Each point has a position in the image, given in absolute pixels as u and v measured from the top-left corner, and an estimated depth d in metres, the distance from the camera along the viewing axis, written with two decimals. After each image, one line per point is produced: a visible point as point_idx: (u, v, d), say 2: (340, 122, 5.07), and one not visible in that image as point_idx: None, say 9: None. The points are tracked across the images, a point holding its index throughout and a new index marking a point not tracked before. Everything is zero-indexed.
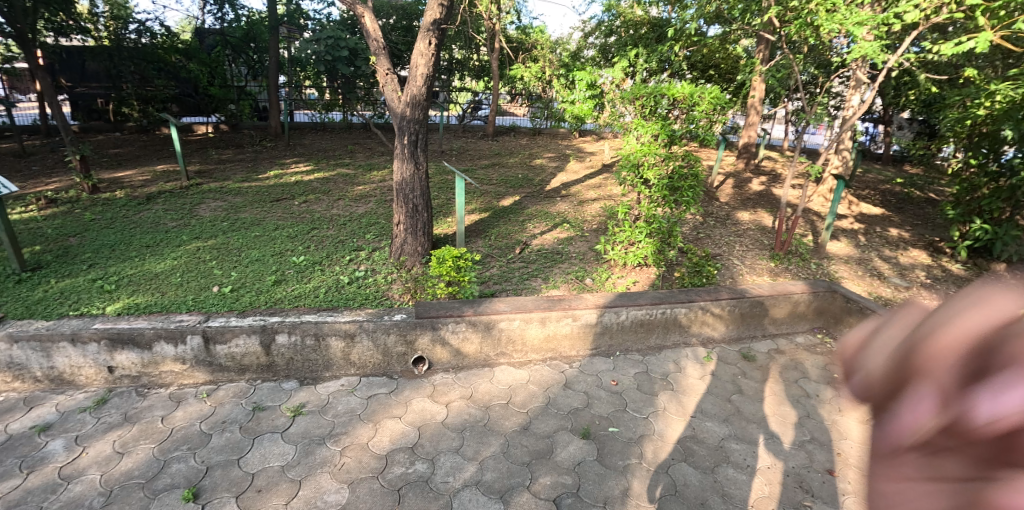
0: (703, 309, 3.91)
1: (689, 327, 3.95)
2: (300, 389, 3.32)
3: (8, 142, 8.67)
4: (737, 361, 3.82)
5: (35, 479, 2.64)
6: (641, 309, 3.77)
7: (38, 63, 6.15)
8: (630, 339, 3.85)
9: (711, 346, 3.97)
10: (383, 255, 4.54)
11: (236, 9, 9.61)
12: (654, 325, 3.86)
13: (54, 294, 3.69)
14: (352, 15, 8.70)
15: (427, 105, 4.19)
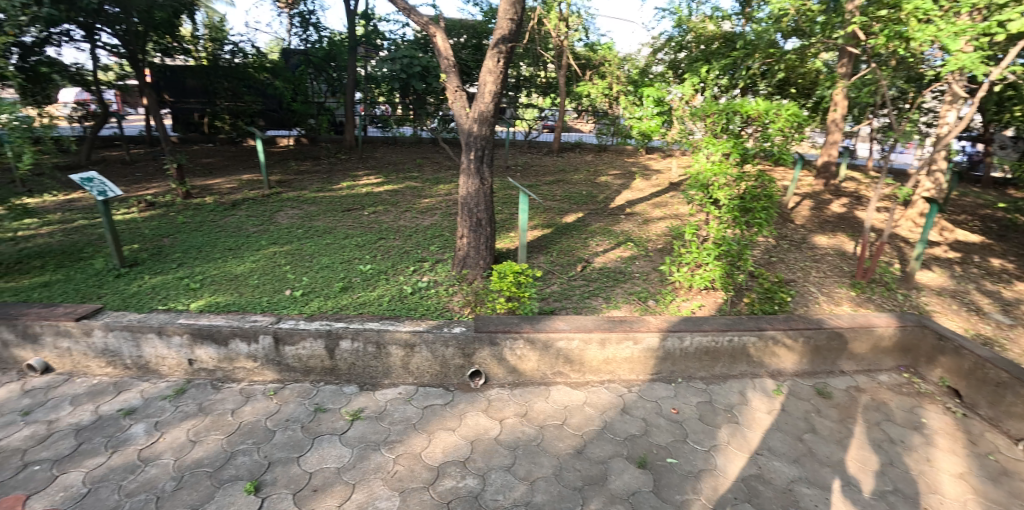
0: (775, 340, 3.67)
1: (758, 358, 3.72)
2: (359, 394, 3.39)
3: (118, 150, 9.60)
4: (810, 396, 3.56)
5: (116, 459, 2.83)
6: (707, 335, 3.59)
7: (145, 80, 6.79)
8: (694, 366, 3.67)
9: (783, 380, 3.71)
10: (446, 267, 4.61)
11: (319, 30, 10.16)
12: (720, 353, 3.67)
13: (147, 289, 4.00)
14: (425, 35, 9.02)
15: (494, 121, 4.24)
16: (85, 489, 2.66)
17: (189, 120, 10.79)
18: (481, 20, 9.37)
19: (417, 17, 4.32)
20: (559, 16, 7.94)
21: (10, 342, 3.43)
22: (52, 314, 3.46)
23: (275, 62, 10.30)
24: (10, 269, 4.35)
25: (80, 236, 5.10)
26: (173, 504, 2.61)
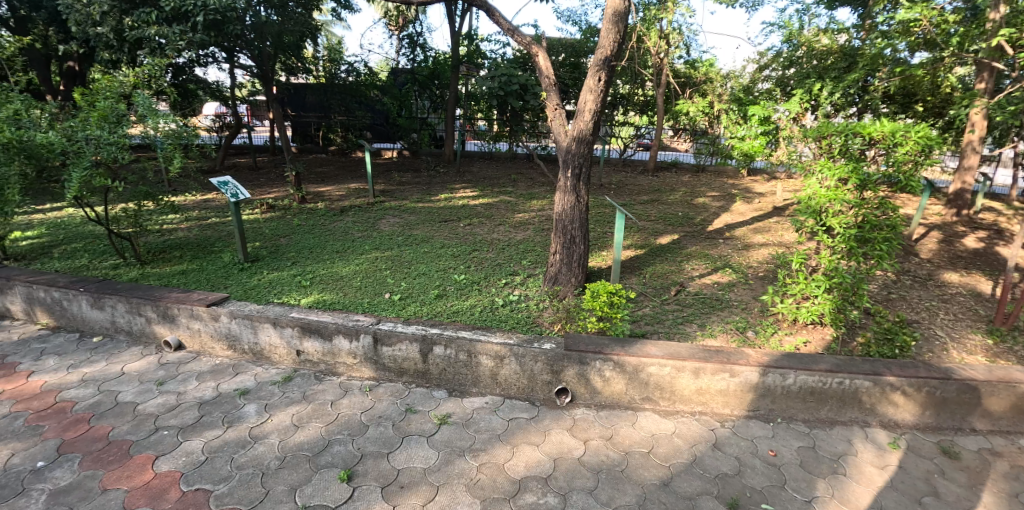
0: (893, 387, 3.31)
1: (872, 406, 3.37)
2: (447, 400, 3.47)
3: (247, 158, 10.70)
4: (933, 454, 3.17)
5: (230, 434, 3.08)
6: (814, 375, 3.31)
7: (273, 94, 7.54)
8: (797, 406, 3.39)
9: (900, 433, 3.34)
10: (537, 282, 4.61)
11: (426, 51, 10.89)
12: (828, 396, 3.36)
13: (265, 283, 4.37)
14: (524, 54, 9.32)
15: (593, 140, 4.18)
16: (202, 457, 2.90)
17: (306, 132, 11.94)
18: (580, 38, 9.51)
19: (520, 38, 4.35)
20: (660, 34, 7.85)
21: (153, 319, 3.88)
22: (188, 298, 3.87)
23: (385, 81, 11.12)
24: (156, 257, 4.94)
25: (213, 231, 5.69)
26: (275, 482, 2.79)
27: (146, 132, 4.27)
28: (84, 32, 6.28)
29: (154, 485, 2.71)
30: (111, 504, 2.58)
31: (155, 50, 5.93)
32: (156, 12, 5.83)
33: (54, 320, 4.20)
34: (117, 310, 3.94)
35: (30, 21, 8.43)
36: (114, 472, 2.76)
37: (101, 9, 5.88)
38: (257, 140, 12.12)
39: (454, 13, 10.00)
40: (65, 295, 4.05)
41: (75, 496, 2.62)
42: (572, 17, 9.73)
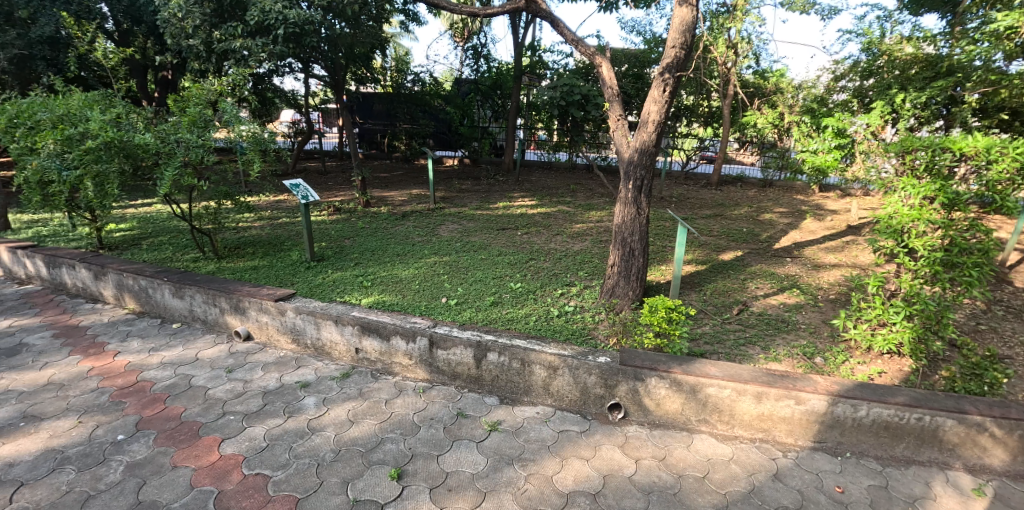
0: (980, 427, 3.03)
1: (955, 447, 3.09)
2: (498, 407, 3.48)
3: (317, 163, 11.23)
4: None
5: (290, 423, 3.21)
6: (889, 408, 3.09)
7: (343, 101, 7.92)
8: (869, 441, 3.16)
9: (987, 478, 3.05)
10: (593, 293, 4.54)
11: (490, 61, 10.92)
12: (904, 432, 3.12)
13: (329, 282, 4.55)
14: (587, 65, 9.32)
15: (656, 151, 4.06)
16: (264, 443, 3.03)
17: (373, 139, 12.42)
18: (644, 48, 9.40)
19: (585, 48, 4.26)
20: (728, 43, 7.60)
21: (226, 310, 4.11)
22: (258, 292, 4.08)
23: (449, 90, 11.41)
24: (231, 252, 5.25)
25: (283, 231, 5.99)
26: (329, 473, 2.87)
27: (228, 137, 4.56)
28: (178, 43, 6.86)
29: (218, 466, 2.85)
30: (179, 480, 2.74)
31: (240, 60, 6.35)
32: (241, 26, 6.28)
33: (140, 305, 4.53)
34: (195, 300, 4.20)
35: (132, 35, 9.36)
36: (184, 450, 2.93)
37: (193, 23, 6.37)
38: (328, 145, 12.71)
39: (518, 24, 10.15)
40: (151, 283, 4.37)
41: (149, 470, 2.79)
42: (636, 27, 9.62)
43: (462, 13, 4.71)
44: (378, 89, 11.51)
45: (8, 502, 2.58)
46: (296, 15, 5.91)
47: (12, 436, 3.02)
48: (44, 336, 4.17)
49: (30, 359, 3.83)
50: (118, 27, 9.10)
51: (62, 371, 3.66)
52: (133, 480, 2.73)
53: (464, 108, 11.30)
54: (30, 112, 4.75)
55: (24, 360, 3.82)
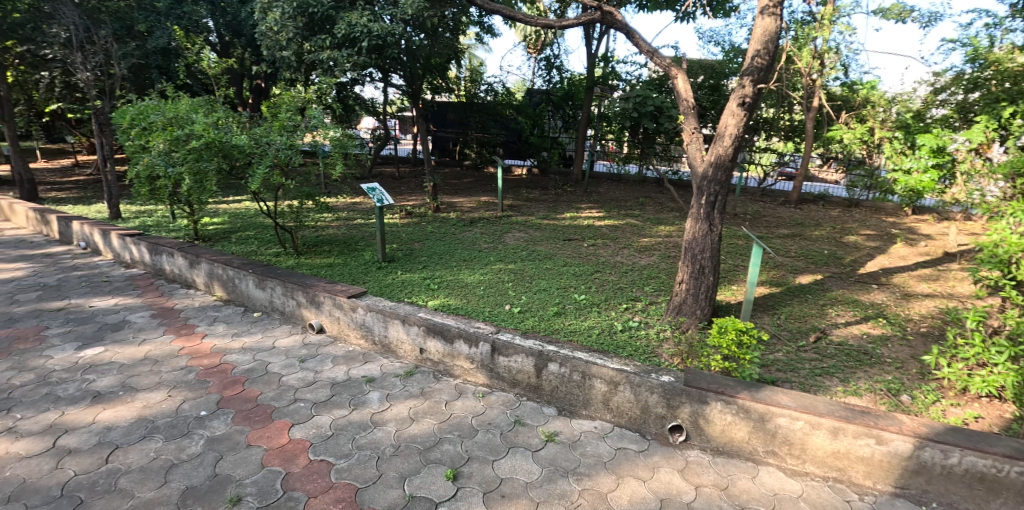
0: None
1: None
2: (556, 418, 3.45)
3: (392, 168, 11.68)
4: None
5: (354, 415, 3.32)
6: (985, 457, 2.81)
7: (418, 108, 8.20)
8: (960, 492, 2.87)
9: None
10: (659, 310, 4.42)
11: (562, 72, 11.11)
12: (1003, 487, 2.81)
13: (399, 283, 4.70)
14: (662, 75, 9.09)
15: (732, 167, 3.89)
16: (329, 431, 3.16)
17: (445, 147, 12.81)
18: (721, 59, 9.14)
19: (660, 59, 4.19)
20: (813, 53, 7.25)
21: (302, 303, 4.34)
22: (333, 288, 4.27)
23: (521, 101, 11.55)
24: (309, 250, 5.54)
25: (358, 231, 6.26)
26: (388, 467, 2.94)
27: (313, 141, 4.83)
28: (272, 54, 7.41)
29: (287, 449, 2.99)
30: (252, 458, 2.90)
31: (326, 70, 6.76)
32: (329, 39, 6.68)
33: (227, 294, 4.87)
34: (276, 292, 4.46)
35: (232, 47, 10.19)
36: (258, 431, 3.10)
37: (287, 36, 6.85)
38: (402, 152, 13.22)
39: (592, 36, 10.18)
40: (237, 273, 4.68)
41: (225, 446, 2.97)
42: (714, 37, 9.36)
43: (537, 26, 4.77)
44: (452, 98, 11.93)
45: (104, 462, 2.83)
46: (379, 28, 6.22)
47: (111, 403, 3.31)
48: (143, 315, 4.56)
49: (130, 335, 4.20)
50: (220, 39, 9.91)
51: (157, 348, 3.98)
52: (211, 454, 2.91)
53: (536, 118, 11.46)
54: (145, 114, 5.26)
55: (125, 335, 4.19)
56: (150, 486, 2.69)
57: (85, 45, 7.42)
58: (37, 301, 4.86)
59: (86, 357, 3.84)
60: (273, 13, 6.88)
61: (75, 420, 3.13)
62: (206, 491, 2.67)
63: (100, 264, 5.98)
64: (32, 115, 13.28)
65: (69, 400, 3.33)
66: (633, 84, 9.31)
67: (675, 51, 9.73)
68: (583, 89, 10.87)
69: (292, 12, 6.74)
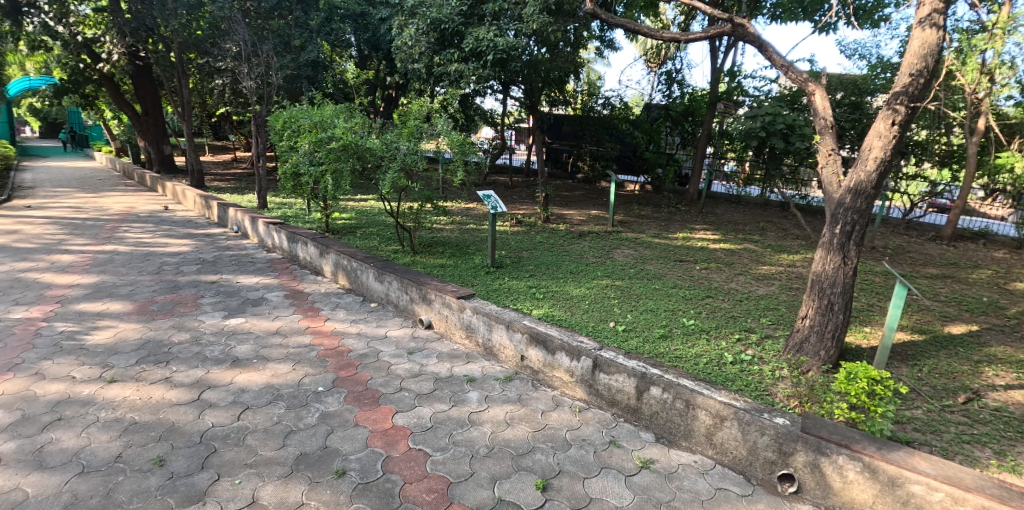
0: None
1: None
2: (653, 445, 3.20)
3: (506, 178, 12.04)
4: None
5: (453, 411, 3.39)
6: None
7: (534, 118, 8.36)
8: None
9: None
10: (776, 345, 3.96)
11: (683, 87, 10.80)
12: None
13: (505, 289, 4.78)
14: (794, 92, 8.62)
15: (875, 195, 3.47)
16: (429, 423, 3.25)
17: (557, 159, 13.02)
18: (865, 74, 8.40)
19: (796, 73, 3.93)
20: (981, 68, 6.45)
21: (415, 299, 4.56)
22: (444, 288, 4.44)
23: (638, 116, 11.38)
24: (424, 249, 5.83)
25: (470, 236, 6.49)
26: (480, 466, 2.93)
27: (437, 148, 5.13)
28: (406, 66, 7.97)
29: (390, 433, 3.12)
30: (359, 436, 3.07)
31: (452, 82, 7.15)
32: (457, 53, 7.06)
33: (349, 283, 5.25)
34: (392, 286, 4.73)
35: (370, 60, 11.11)
36: (365, 412, 3.29)
37: (420, 50, 7.35)
38: (516, 162, 13.61)
39: (718, 49, 9.81)
40: (360, 265, 5.04)
41: (336, 422, 3.18)
42: (858, 50, 8.59)
43: (662, 39, 4.67)
44: (567, 111, 12.08)
45: (236, 419, 3.14)
46: (504, 42, 6.45)
47: (247, 368, 3.68)
48: (278, 294, 5.05)
49: (267, 310, 4.66)
50: (360, 53, 10.85)
51: (287, 324, 4.39)
52: (324, 427, 3.13)
53: (652, 133, 11.29)
54: (295, 118, 5.88)
55: (263, 310, 4.66)
56: (271, 446, 2.94)
57: (250, 58, 8.50)
58: (196, 273, 5.57)
59: (230, 325, 4.33)
60: (410, 29, 7.44)
61: (217, 379, 3.53)
62: (316, 460, 2.87)
63: (247, 246, 6.73)
64: (206, 116, 15.36)
65: (214, 360, 3.76)
66: (762, 100, 8.82)
67: (811, 65, 9.06)
68: (705, 104, 10.45)
69: (426, 28, 7.23)
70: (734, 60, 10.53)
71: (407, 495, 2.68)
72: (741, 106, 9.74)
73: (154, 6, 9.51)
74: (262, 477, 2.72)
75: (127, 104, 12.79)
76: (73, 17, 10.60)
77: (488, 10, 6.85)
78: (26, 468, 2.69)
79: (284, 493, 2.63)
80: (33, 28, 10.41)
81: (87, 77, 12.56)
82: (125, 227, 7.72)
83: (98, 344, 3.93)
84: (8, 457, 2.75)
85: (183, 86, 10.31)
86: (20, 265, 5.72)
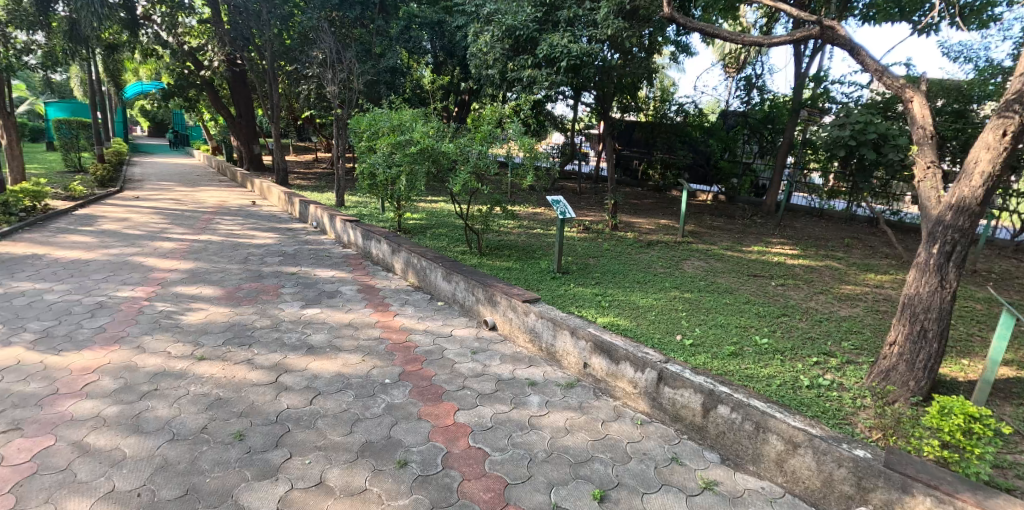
0: None
1: None
2: (719, 466, 3.02)
3: (574, 185, 12.01)
4: None
5: (514, 413, 3.39)
6: None
7: (605, 124, 8.29)
8: None
9: None
10: (859, 372, 3.68)
11: (763, 93, 10.39)
12: None
13: (571, 296, 4.75)
14: (888, 99, 8.04)
15: (981, 212, 3.16)
16: (489, 423, 3.27)
17: (628, 166, 12.87)
18: (971, 79, 7.72)
19: (891, 79, 3.68)
20: None
21: (480, 300, 4.62)
22: (510, 291, 4.48)
23: (714, 123, 11.04)
24: (490, 252, 5.91)
25: (536, 241, 6.51)
26: (538, 470, 2.90)
27: (507, 152, 5.20)
28: (480, 72, 8.15)
29: (451, 429, 3.17)
30: (422, 430, 3.14)
31: (525, 87, 7.25)
32: (531, 59, 7.14)
33: (418, 281, 5.40)
34: (459, 286, 4.82)
35: (445, 66, 11.42)
36: (428, 407, 3.36)
37: (494, 56, 7.50)
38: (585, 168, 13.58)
39: (802, 54, 9.35)
40: (429, 264, 5.18)
41: (400, 414, 3.27)
42: (963, 52, 7.92)
43: (743, 43, 4.50)
44: (639, 118, 11.95)
45: (309, 403, 3.30)
46: (578, 48, 6.45)
47: (320, 356, 3.86)
48: (351, 288, 5.27)
49: (341, 303, 4.88)
50: (436, 60, 11.19)
51: (359, 317, 4.57)
52: (389, 418, 3.22)
53: (729, 142, 10.91)
54: (375, 121, 6.14)
55: (337, 302, 4.88)
56: (339, 432, 3.06)
57: (335, 64, 8.87)
58: (278, 264, 5.91)
59: (307, 315, 4.56)
60: (485, 36, 7.60)
61: (294, 364, 3.72)
62: (380, 448, 2.96)
63: (324, 241, 7.06)
64: (292, 119, 16.30)
65: (291, 347, 3.98)
66: (850, 108, 8.32)
67: (908, 69, 8.44)
68: (787, 112, 9.94)
69: (501, 35, 7.37)
70: (820, 66, 9.98)
71: (465, 491, 2.71)
72: (827, 113, 9.24)
73: (250, 17, 10.24)
74: (330, 460, 2.83)
75: (224, 107, 13.83)
76: (181, 29, 11.63)
77: (562, 17, 6.87)
78: (125, 431, 2.94)
79: (348, 477, 2.73)
80: (147, 38, 11.39)
81: (191, 82, 13.70)
82: (217, 219, 8.32)
83: (191, 324, 4.24)
84: (111, 419, 3.02)
85: (274, 91, 11.01)
86: (128, 249, 6.29)
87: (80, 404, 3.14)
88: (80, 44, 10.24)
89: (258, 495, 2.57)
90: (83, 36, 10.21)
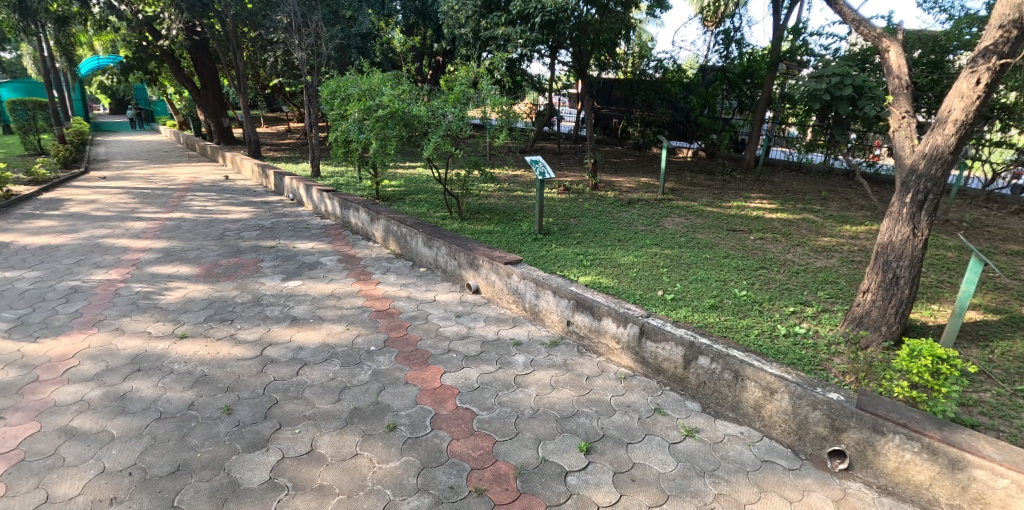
0: None
1: None
2: (700, 414, 3.12)
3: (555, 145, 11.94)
4: None
5: (499, 373, 3.44)
6: None
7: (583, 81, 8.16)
8: None
9: None
10: (834, 319, 3.78)
11: (741, 46, 10.31)
12: None
13: (553, 256, 4.78)
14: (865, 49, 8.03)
15: (953, 160, 3.20)
16: (475, 384, 3.31)
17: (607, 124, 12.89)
18: (948, 29, 7.70)
19: (869, 29, 3.67)
20: None
21: (463, 264, 4.63)
22: (492, 253, 4.47)
23: (692, 78, 10.97)
24: (471, 216, 5.90)
25: (517, 203, 6.50)
26: (525, 426, 2.97)
27: (482, 115, 5.14)
28: (454, 32, 8.03)
29: (438, 392, 3.21)
30: (409, 394, 3.18)
31: (500, 46, 7.12)
32: (505, 16, 6.99)
33: (399, 248, 5.38)
34: (441, 252, 4.82)
35: (416, 27, 11.11)
36: (415, 372, 3.39)
37: (467, 14, 7.36)
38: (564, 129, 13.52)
39: (781, 5, 9.24)
40: (409, 231, 5.16)
41: (387, 380, 3.29)
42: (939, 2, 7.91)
43: None
44: (618, 75, 11.94)
45: (296, 374, 3.31)
46: (552, 4, 6.29)
47: (305, 327, 3.87)
48: (332, 259, 5.23)
49: (322, 274, 4.85)
50: (407, 21, 10.86)
51: (341, 287, 4.55)
52: (377, 384, 3.25)
53: (707, 97, 10.86)
54: (346, 87, 5.99)
55: (318, 274, 4.84)
56: (327, 400, 3.09)
57: (302, 29, 8.51)
58: (256, 239, 5.83)
59: (289, 287, 4.54)
60: None
61: (278, 336, 3.73)
62: (369, 414, 3.00)
63: (302, 213, 6.97)
64: (262, 88, 15.81)
65: (274, 319, 3.97)
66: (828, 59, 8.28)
67: (887, 20, 8.41)
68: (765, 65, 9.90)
69: None
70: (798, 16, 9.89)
71: (455, 451, 2.76)
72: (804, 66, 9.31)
73: None
74: (320, 428, 2.87)
75: (188, 79, 13.33)
76: None
77: None
78: (111, 412, 2.93)
79: (339, 444, 2.77)
80: (99, 9, 10.83)
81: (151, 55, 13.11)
82: (190, 196, 8.12)
83: (171, 304, 4.19)
84: (96, 402, 3.01)
85: (238, 59, 10.61)
86: (99, 232, 6.14)
87: (62, 390, 3.11)
88: (29, 18, 9.73)
89: (249, 466, 2.60)
90: (31, 9, 9.68)
